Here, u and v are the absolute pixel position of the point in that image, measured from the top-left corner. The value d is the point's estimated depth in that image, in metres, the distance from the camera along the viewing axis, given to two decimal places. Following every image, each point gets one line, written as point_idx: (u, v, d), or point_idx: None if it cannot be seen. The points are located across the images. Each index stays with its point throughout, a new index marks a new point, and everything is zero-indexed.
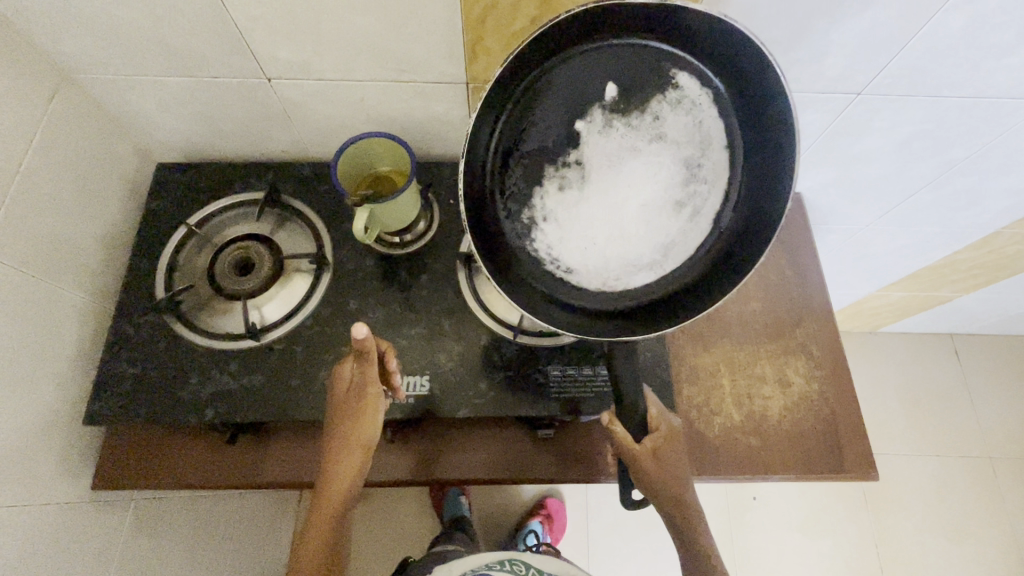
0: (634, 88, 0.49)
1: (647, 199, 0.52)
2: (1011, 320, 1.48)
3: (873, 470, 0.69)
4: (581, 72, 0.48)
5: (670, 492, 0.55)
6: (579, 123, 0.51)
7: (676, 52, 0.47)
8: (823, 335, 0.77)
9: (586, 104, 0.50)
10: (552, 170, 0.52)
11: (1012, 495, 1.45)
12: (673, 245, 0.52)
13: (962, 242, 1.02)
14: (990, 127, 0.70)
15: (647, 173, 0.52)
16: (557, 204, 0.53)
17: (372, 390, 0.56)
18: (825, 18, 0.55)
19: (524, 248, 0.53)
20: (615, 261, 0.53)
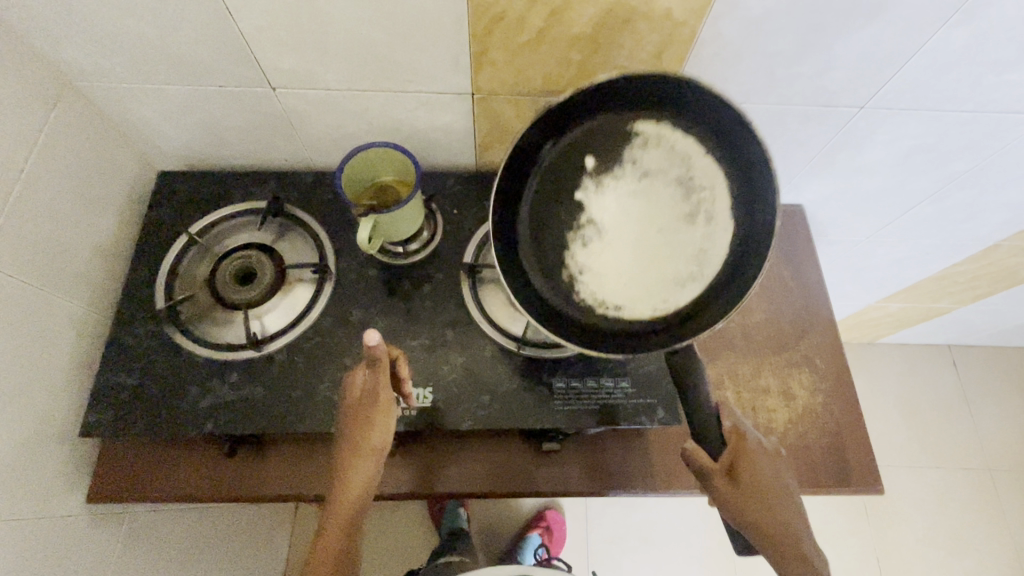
0: (606, 145, 0.54)
1: (664, 225, 0.54)
2: (1009, 332, 1.49)
3: (878, 484, 0.69)
4: (556, 149, 0.55)
5: (764, 517, 0.49)
6: (576, 190, 0.55)
7: (620, 108, 0.53)
8: (826, 348, 0.76)
9: (574, 168, 0.55)
10: (573, 235, 0.56)
11: (1012, 508, 1.44)
12: (705, 250, 0.53)
13: (961, 255, 1.03)
14: (990, 141, 0.71)
15: (654, 205, 0.54)
16: (590, 259, 0.55)
17: (382, 395, 0.56)
18: (830, 33, 0.55)
19: (572, 302, 0.55)
20: (660, 285, 0.53)
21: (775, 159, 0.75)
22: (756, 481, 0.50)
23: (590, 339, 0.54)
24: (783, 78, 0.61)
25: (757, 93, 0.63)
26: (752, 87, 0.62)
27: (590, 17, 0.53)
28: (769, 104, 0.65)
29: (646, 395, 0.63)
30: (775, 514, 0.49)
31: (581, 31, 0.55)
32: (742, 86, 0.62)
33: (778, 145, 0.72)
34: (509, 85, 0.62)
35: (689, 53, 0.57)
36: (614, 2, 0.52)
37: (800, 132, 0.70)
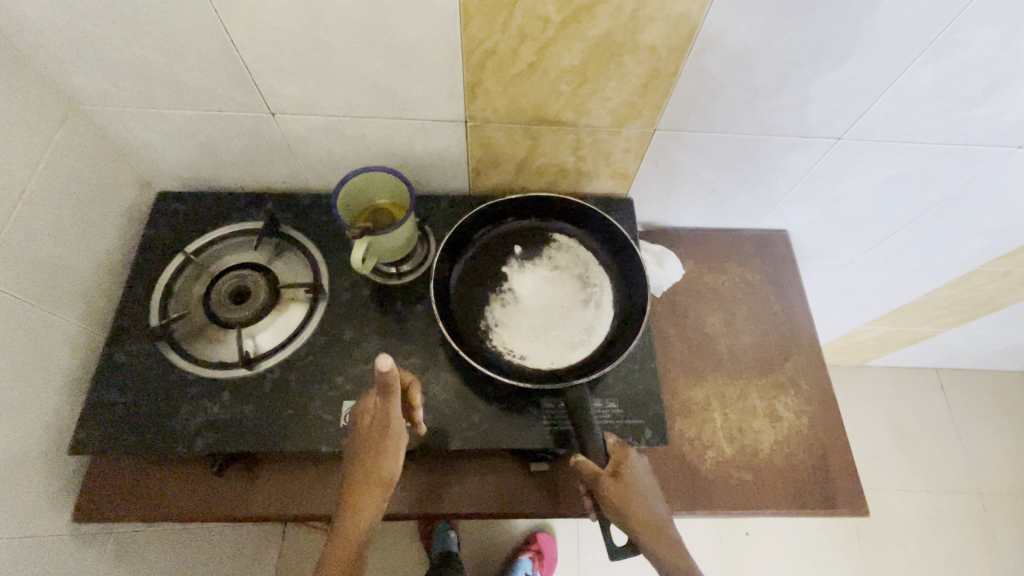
0: (530, 242, 0.71)
1: (565, 305, 0.67)
2: (994, 355, 1.51)
3: (864, 506, 0.69)
4: (494, 240, 0.72)
5: (644, 516, 0.54)
6: (502, 268, 0.70)
7: (548, 221, 0.73)
8: (811, 370, 0.78)
9: (502, 255, 0.71)
10: (493, 298, 0.68)
11: (1003, 532, 1.45)
12: (594, 328, 0.66)
13: (942, 280, 1.06)
14: (963, 172, 0.74)
15: (559, 288, 0.68)
16: (503, 316, 0.67)
17: (393, 427, 0.55)
18: (807, 70, 0.58)
19: (485, 348, 0.64)
20: (556, 346, 0.64)
21: (759, 186, 0.78)
22: (636, 483, 0.56)
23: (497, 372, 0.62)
24: (764, 110, 0.63)
25: (740, 124, 0.66)
26: (735, 119, 0.65)
27: (578, 51, 0.56)
28: (751, 135, 0.68)
29: (633, 417, 0.65)
30: (653, 511, 0.55)
31: (570, 64, 0.58)
32: (724, 118, 0.65)
33: (761, 173, 0.75)
34: (501, 113, 0.64)
35: (674, 86, 0.60)
36: (601, 38, 0.55)
37: (782, 160, 0.73)
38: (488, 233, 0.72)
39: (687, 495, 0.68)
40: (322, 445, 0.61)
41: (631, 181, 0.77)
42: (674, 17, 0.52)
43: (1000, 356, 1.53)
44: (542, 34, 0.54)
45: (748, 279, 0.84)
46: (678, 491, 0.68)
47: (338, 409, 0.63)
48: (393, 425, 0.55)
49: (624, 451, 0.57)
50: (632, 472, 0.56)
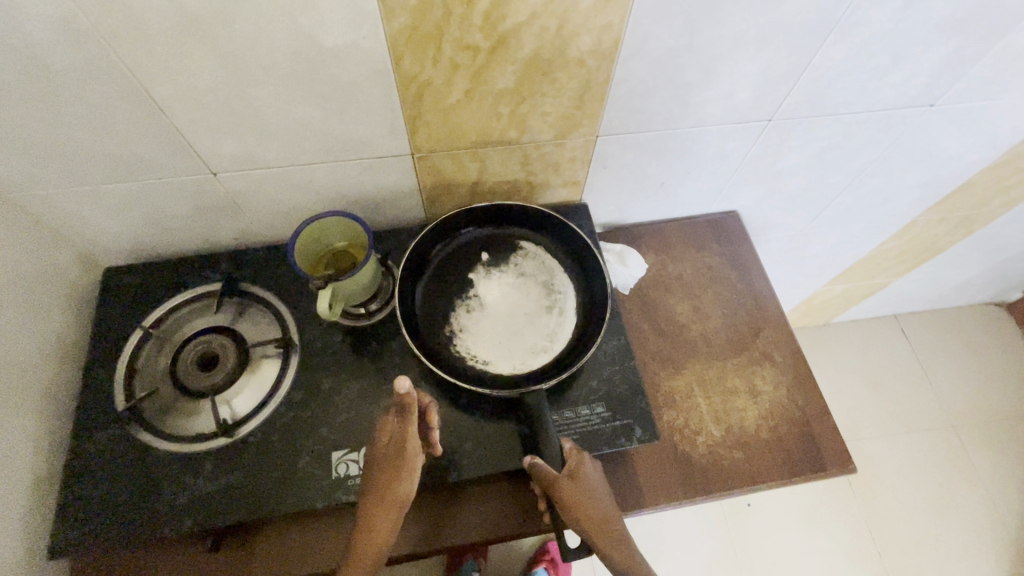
0: (497, 249, 0.72)
1: (531, 312, 0.67)
2: (944, 294, 1.60)
3: (851, 463, 0.72)
4: (462, 248, 0.72)
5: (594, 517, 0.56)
6: (469, 275, 0.70)
7: (516, 229, 0.74)
8: (781, 341, 0.81)
9: (469, 262, 0.71)
10: (459, 303, 0.68)
11: (980, 459, 1.53)
12: (557, 335, 0.66)
13: (886, 234, 1.12)
14: (886, 134, 0.78)
15: (524, 295, 0.69)
16: (469, 322, 0.67)
17: (410, 450, 0.57)
18: (730, 62, 0.61)
19: (448, 353, 0.65)
20: (518, 351, 0.65)
21: (704, 173, 0.81)
22: (593, 489, 0.57)
23: (458, 377, 0.63)
24: (696, 104, 0.66)
25: (676, 119, 0.68)
26: (670, 115, 0.67)
27: (511, 73, 0.57)
28: (689, 127, 0.70)
29: (621, 417, 0.66)
30: (608, 517, 0.57)
31: (506, 86, 0.59)
32: (661, 116, 0.67)
33: (704, 161, 0.78)
34: (446, 140, 0.65)
35: (608, 93, 0.62)
36: (531, 58, 0.56)
37: (722, 146, 0.75)
38: (448, 246, 0.73)
39: (684, 484, 0.69)
40: (317, 501, 0.60)
41: (583, 187, 0.79)
42: (598, 29, 0.54)
43: (949, 294, 1.62)
44: (473, 62, 0.55)
45: (709, 264, 0.87)
46: (676, 482, 0.69)
47: (329, 461, 0.62)
48: (411, 447, 0.57)
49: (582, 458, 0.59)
50: (589, 477, 0.58)
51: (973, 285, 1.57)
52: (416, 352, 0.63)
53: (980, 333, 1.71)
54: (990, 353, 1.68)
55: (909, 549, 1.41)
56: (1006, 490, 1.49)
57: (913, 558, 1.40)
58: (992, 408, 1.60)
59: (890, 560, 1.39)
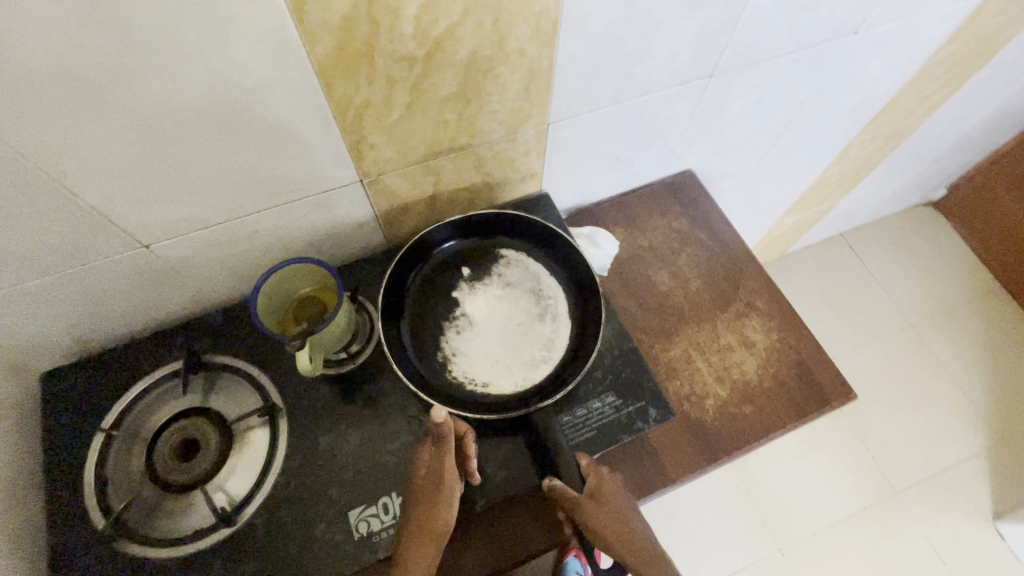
0: (476, 263, 0.69)
1: (524, 322, 0.65)
2: (880, 206, 1.70)
3: (850, 389, 0.75)
4: (440, 268, 0.69)
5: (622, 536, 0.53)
6: (452, 295, 0.67)
7: (491, 239, 0.71)
8: (761, 288, 0.82)
9: (450, 281, 0.68)
10: (447, 326, 0.65)
11: (941, 349, 1.64)
12: (555, 342, 0.64)
13: (826, 162, 1.16)
14: (818, 68, 0.80)
15: (514, 307, 0.66)
16: (461, 344, 0.64)
17: (448, 477, 0.54)
18: (667, 26, 0.59)
19: (445, 381, 0.62)
20: (518, 365, 0.62)
21: (656, 139, 0.80)
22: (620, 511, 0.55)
23: (461, 405, 0.60)
24: (640, 73, 0.64)
25: (622, 93, 0.67)
26: (617, 90, 0.65)
27: (452, 77, 0.54)
28: (636, 98, 0.69)
29: (632, 402, 0.66)
30: (635, 533, 0.54)
31: (448, 92, 0.55)
32: (607, 91, 0.65)
33: (654, 128, 0.77)
34: (395, 160, 0.61)
35: (553, 80, 0.59)
36: (470, 59, 0.52)
37: (670, 111, 0.75)
38: (420, 274, 0.68)
39: (706, 450, 0.69)
40: (348, 569, 0.56)
41: (541, 177, 0.76)
42: (534, 16, 0.51)
43: (884, 205, 1.72)
44: (410, 74, 0.51)
45: (677, 228, 0.87)
46: (697, 449, 0.69)
47: (348, 523, 0.58)
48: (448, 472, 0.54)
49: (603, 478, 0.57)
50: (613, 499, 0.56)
51: (903, 192, 1.67)
52: (416, 392, 0.59)
53: (916, 234, 1.83)
54: (928, 250, 1.81)
55: (899, 448, 1.50)
56: (969, 372, 1.61)
57: (905, 455, 1.49)
58: (940, 301, 1.72)
59: (884, 462, 1.48)
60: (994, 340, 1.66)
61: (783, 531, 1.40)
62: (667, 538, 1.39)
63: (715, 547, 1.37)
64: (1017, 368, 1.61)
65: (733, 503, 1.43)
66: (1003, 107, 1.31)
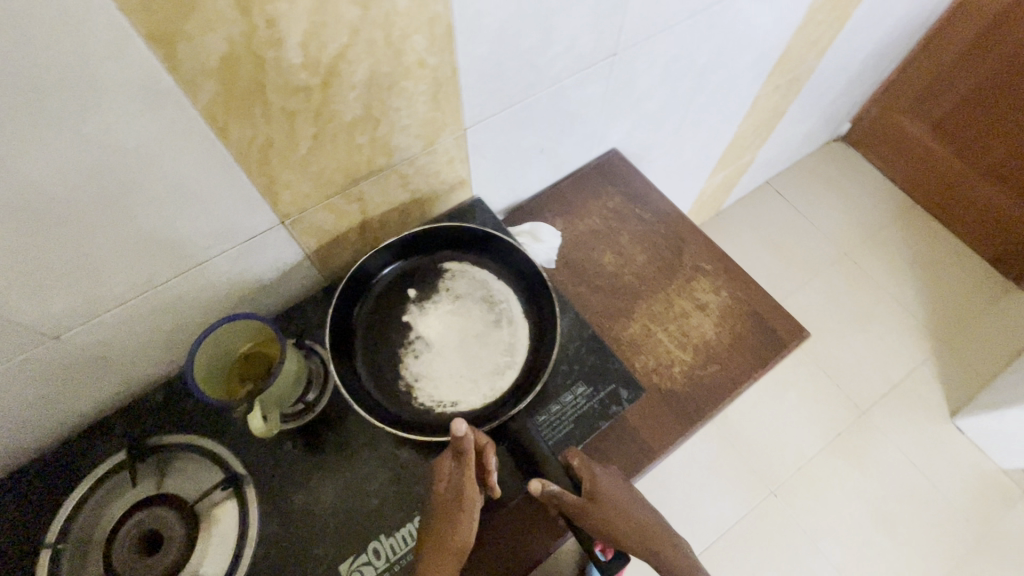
0: (422, 282, 0.67)
1: (481, 332, 0.64)
2: (795, 149, 1.79)
3: (803, 328, 0.78)
4: (386, 294, 0.66)
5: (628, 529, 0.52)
6: (403, 319, 0.65)
7: (432, 254, 0.69)
8: (703, 250, 0.84)
9: (398, 306, 0.65)
10: (404, 353, 0.63)
11: (875, 271, 1.75)
12: (516, 345, 0.63)
13: (740, 117, 1.20)
14: (712, 30, 0.83)
15: (469, 318, 0.65)
16: (421, 368, 0.62)
17: (470, 489, 0.51)
18: (561, 13, 0.59)
19: (412, 409, 0.60)
20: (483, 378, 0.61)
21: (574, 125, 0.80)
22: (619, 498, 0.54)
23: (434, 431, 0.58)
24: (545, 63, 0.64)
25: (532, 86, 0.66)
26: (526, 84, 0.65)
27: (355, 100, 0.51)
28: (546, 89, 0.69)
29: (603, 386, 0.66)
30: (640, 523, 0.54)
31: (354, 115, 0.53)
32: (516, 87, 0.64)
33: (571, 114, 0.77)
34: (314, 193, 0.58)
35: (460, 85, 0.58)
36: (370, 78, 0.51)
37: (583, 94, 0.75)
38: (365, 304, 0.66)
39: (682, 416, 0.71)
40: None
41: (470, 182, 0.75)
42: (425, 25, 0.49)
43: (799, 147, 1.81)
44: (309, 104, 0.49)
45: (613, 208, 0.88)
46: (674, 418, 0.71)
47: None
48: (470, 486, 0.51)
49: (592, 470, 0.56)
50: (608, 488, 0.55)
51: (813, 132, 1.77)
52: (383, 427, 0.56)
53: (832, 169, 1.95)
54: (846, 182, 1.92)
55: (857, 370, 1.59)
56: (903, 287, 1.72)
57: (864, 377, 1.58)
58: (866, 227, 1.83)
59: (847, 387, 1.57)
60: (918, 253, 1.78)
61: (770, 473, 1.45)
62: (666, 505, 1.41)
63: (712, 504, 1.41)
64: (943, 274, 1.74)
65: (720, 457, 1.47)
66: (883, 39, 1.41)
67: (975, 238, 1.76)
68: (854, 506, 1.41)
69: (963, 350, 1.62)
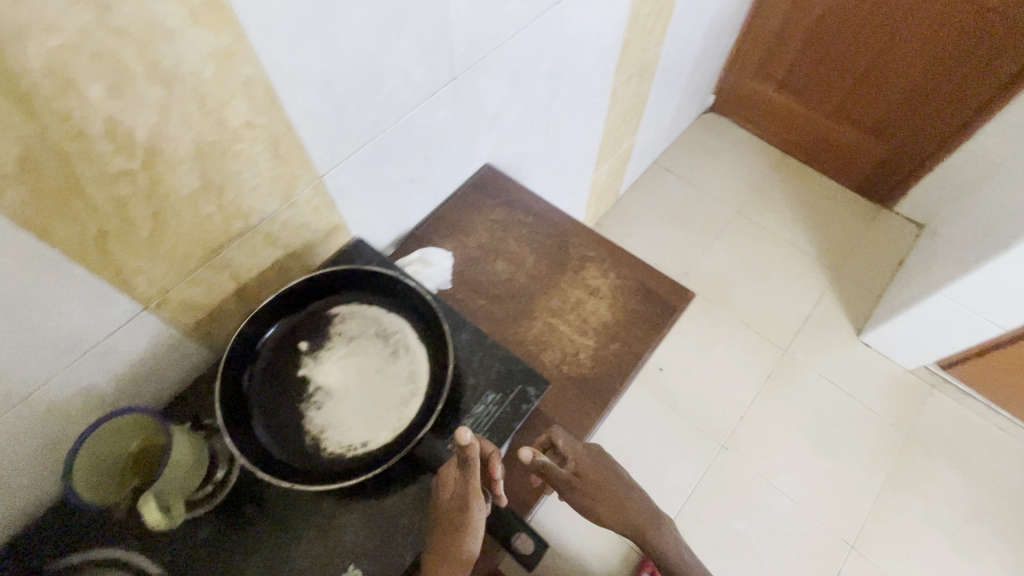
0: (313, 332, 0.67)
1: (380, 367, 0.64)
2: (670, 127, 1.93)
3: (685, 291, 0.85)
4: (278, 353, 0.66)
5: (609, 490, 0.78)
6: (300, 373, 0.64)
7: (319, 302, 0.69)
8: (585, 239, 0.90)
9: (293, 361, 0.65)
10: (306, 406, 0.62)
11: (765, 221, 1.90)
12: (415, 371, 0.64)
13: (603, 110, 1.29)
14: (545, 40, 0.89)
15: (366, 356, 0.65)
16: (326, 416, 0.62)
17: (472, 500, 0.56)
18: (384, 52, 0.62)
19: (323, 459, 0.59)
20: (388, 410, 0.62)
21: (438, 150, 0.84)
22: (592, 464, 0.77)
23: (346, 475, 0.58)
24: (384, 101, 0.67)
25: (379, 123, 0.69)
26: (371, 122, 0.68)
27: (188, 174, 0.52)
28: (395, 123, 0.72)
29: (510, 389, 0.68)
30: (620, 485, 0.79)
31: (193, 187, 0.53)
32: (362, 127, 0.67)
33: (430, 141, 0.80)
34: (171, 271, 0.57)
35: (300, 137, 0.60)
36: (198, 149, 0.51)
37: (435, 120, 0.78)
38: (257, 368, 0.64)
39: (593, 400, 0.76)
40: None
41: (346, 225, 0.76)
42: (241, 88, 0.51)
43: (673, 124, 1.95)
44: (137, 188, 0.49)
45: (497, 218, 0.92)
46: (587, 403, 0.76)
47: None
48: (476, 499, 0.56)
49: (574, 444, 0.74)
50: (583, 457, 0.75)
51: (682, 109, 1.91)
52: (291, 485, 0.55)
53: (709, 138, 2.11)
54: (723, 147, 2.09)
55: (770, 313, 1.72)
56: (792, 230, 1.88)
57: (777, 318, 1.71)
58: (749, 183, 1.99)
59: (766, 331, 1.69)
60: (798, 197, 1.95)
61: (716, 428, 1.53)
62: None
63: (670, 471, 1.47)
64: (822, 211, 1.92)
65: (669, 425, 1.54)
66: (715, 16, 1.55)
67: (840, 174, 1.95)
68: (795, 438, 1.51)
69: (853, 274, 1.78)
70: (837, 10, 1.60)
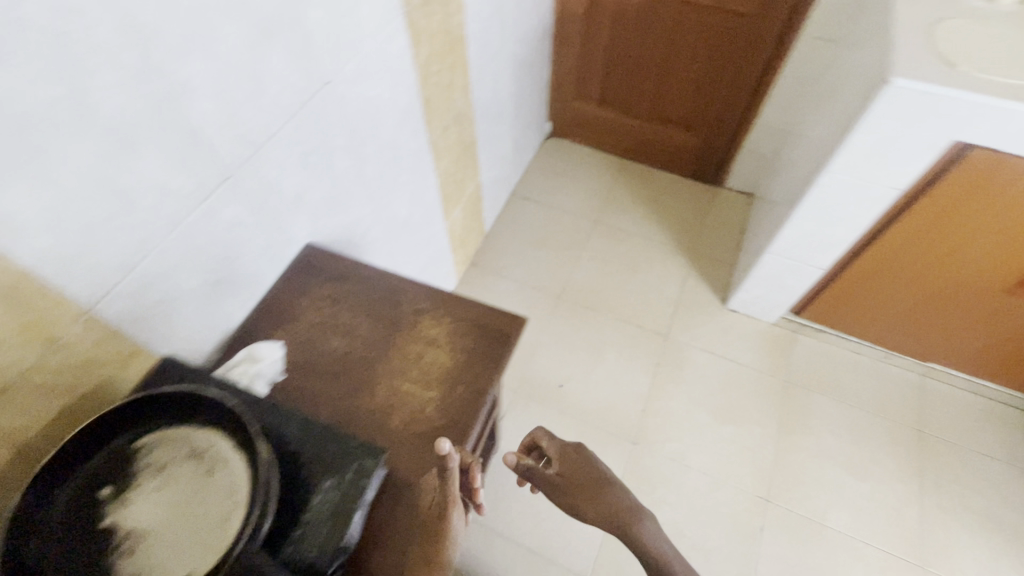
0: (118, 476, 0.62)
1: (196, 490, 0.61)
2: (515, 159, 2.05)
3: (517, 317, 0.89)
4: (75, 510, 0.59)
5: (593, 484, 0.92)
6: (107, 526, 0.59)
7: (120, 442, 0.64)
8: (416, 292, 0.92)
9: (96, 515, 0.59)
10: (117, 559, 0.57)
11: (623, 223, 2.06)
12: (234, 485, 0.61)
13: (428, 163, 1.35)
14: (327, 118, 0.93)
15: (180, 483, 0.62)
16: (142, 563, 0.57)
17: (450, 506, 0.68)
18: (124, 172, 0.62)
19: None
20: (210, 533, 0.58)
21: (238, 246, 0.83)
22: (586, 463, 0.96)
23: None
24: (144, 217, 0.66)
25: (147, 239, 0.68)
26: (135, 241, 0.66)
27: None
28: (168, 234, 0.70)
29: (347, 469, 0.67)
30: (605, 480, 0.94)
31: None
32: (125, 248, 0.65)
33: (224, 240, 0.80)
34: None
35: (41, 278, 0.57)
36: None
37: (223, 218, 0.78)
38: (46, 535, 0.57)
39: (447, 447, 0.75)
40: None
41: (145, 346, 0.73)
42: None
43: (517, 155, 2.08)
44: None
45: (325, 294, 0.92)
46: (441, 453, 0.75)
47: None
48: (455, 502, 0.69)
49: (568, 441, 1.00)
50: (579, 453, 0.98)
51: (520, 140, 2.05)
52: None
53: (556, 161, 2.26)
54: (570, 166, 2.25)
55: (646, 306, 1.84)
56: (647, 226, 2.05)
57: (652, 309, 1.83)
58: (600, 193, 2.15)
59: (646, 323, 1.80)
60: (644, 195, 2.13)
61: (622, 426, 1.59)
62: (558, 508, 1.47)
63: None
64: (667, 203, 2.11)
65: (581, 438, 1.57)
66: (517, 57, 1.70)
67: (673, 166, 2.16)
68: (693, 415, 1.61)
69: (707, 252, 1.97)
70: (621, 30, 1.81)
